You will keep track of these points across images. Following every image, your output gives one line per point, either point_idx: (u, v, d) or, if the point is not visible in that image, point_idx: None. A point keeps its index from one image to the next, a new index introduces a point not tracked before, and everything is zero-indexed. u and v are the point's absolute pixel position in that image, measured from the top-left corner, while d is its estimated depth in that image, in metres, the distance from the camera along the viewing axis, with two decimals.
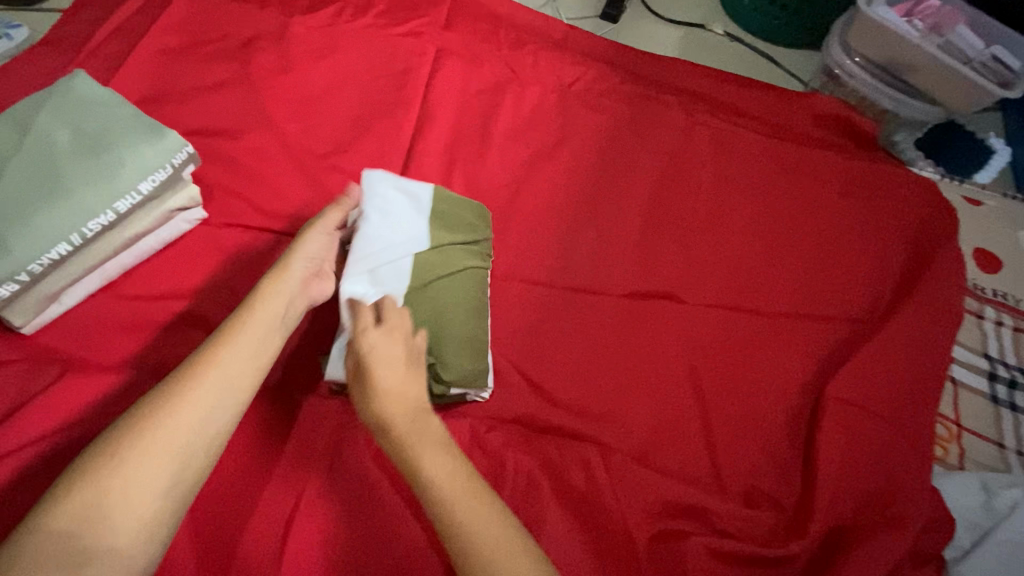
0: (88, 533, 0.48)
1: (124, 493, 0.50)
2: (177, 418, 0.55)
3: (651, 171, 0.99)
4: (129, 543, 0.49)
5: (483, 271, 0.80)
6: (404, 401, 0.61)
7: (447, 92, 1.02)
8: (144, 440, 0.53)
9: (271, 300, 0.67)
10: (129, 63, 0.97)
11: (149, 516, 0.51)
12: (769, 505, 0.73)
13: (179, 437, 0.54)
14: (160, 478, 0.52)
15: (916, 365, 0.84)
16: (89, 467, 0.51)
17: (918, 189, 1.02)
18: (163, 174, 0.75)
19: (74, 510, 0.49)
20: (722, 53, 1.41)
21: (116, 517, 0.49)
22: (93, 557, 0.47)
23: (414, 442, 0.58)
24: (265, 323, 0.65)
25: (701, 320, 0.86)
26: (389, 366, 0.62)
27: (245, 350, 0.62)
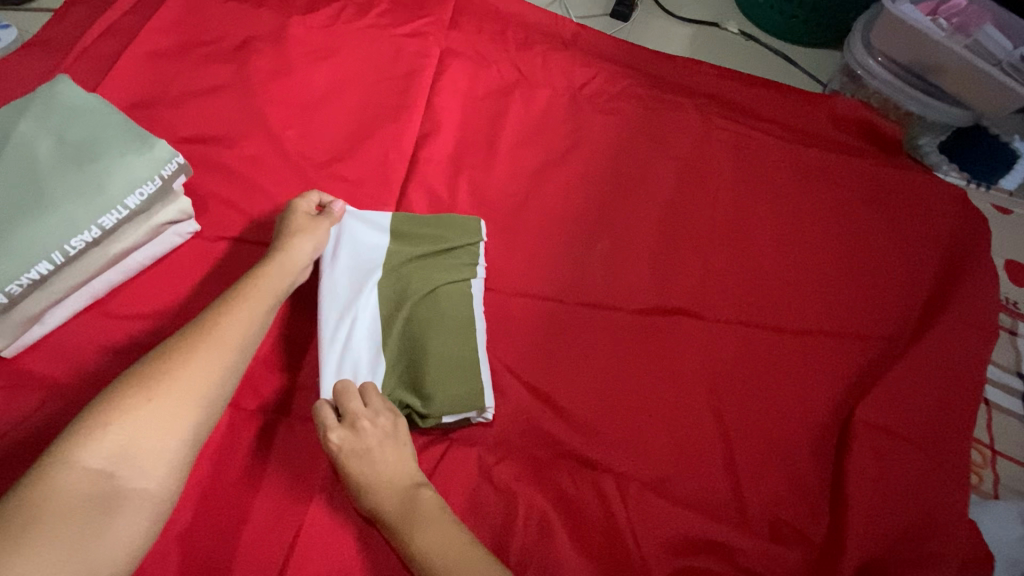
0: (119, 475, 0.50)
1: (149, 438, 0.53)
2: (194, 372, 0.58)
3: (669, 180, 0.94)
4: (157, 485, 0.52)
5: (467, 284, 0.78)
6: (385, 489, 0.60)
7: (453, 96, 0.98)
8: (165, 390, 0.55)
9: (269, 277, 0.71)
10: (119, 66, 0.92)
11: (174, 461, 0.54)
12: (796, 540, 0.69)
13: (197, 389, 0.57)
14: (182, 426, 0.55)
15: (948, 387, 0.79)
16: (113, 412, 0.53)
17: (947, 197, 0.97)
18: (152, 187, 0.71)
19: (102, 453, 0.51)
20: (735, 53, 1.36)
21: (144, 460, 0.52)
22: (125, 497, 0.50)
23: (402, 530, 0.58)
24: (266, 296, 0.69)
25: (722, 338, 0.81)
26: (364, 459, 0.61)
27: (250, 316, 0.65)
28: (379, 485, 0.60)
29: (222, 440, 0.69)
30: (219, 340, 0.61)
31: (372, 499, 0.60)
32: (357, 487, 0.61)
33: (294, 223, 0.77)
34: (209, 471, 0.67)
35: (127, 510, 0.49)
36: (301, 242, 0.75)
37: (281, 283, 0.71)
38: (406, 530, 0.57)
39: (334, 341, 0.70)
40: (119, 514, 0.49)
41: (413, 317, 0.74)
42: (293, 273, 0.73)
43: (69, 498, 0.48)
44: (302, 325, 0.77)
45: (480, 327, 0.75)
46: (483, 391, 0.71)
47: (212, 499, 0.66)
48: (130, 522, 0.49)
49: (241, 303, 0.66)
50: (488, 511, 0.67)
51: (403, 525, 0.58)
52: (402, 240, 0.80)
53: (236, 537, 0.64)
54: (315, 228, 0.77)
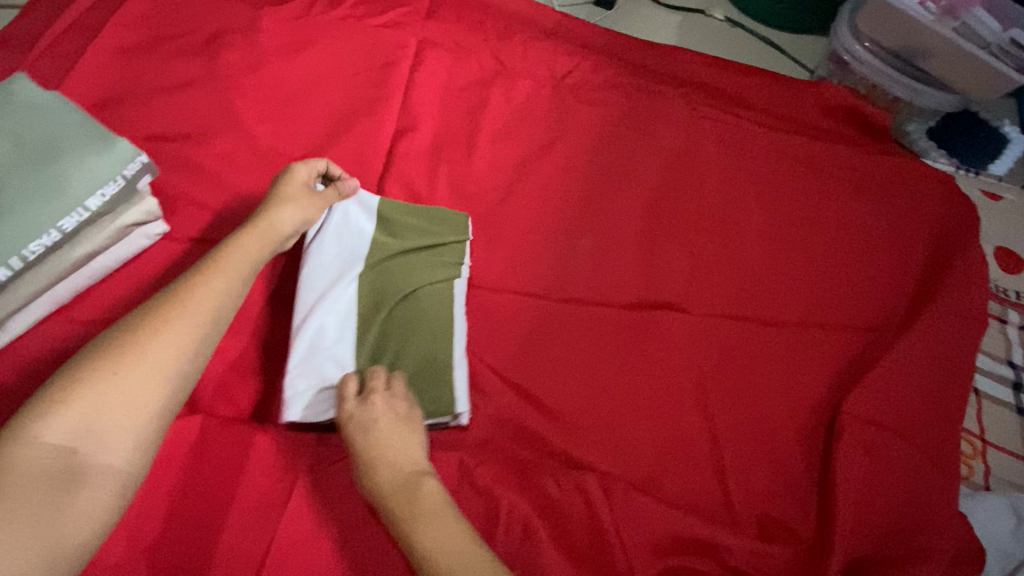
0: (82, 450, 0.48)
1: (115, 412, 0.50)
2: (165, 342, 0.55)
3: (653, 171, 0.92)
4: (123, 460, 0.50)
5: (451, 284, 0.76)
6: (393, 467, 0.59)
7: (431, 88, 0.95)
8: (132, 361, 0.52)
9: (249, 241, 0.66)
10: (83, 64, 0.89)
11: (142, 435, 0.51)
12: (784, 537, 0.68)
13: (167, 360, 0.54)
14: (150, 399, 0.52)
15: (936, 376, 0.78)
16: (76, 385, 0.50)
17: (935, 184, 0.96)
18: (114, 187, 0.68)
19: (65, 426, 0.48)
20: (722, 40, 1.34)
21: (110, 435, 0.49)
22: (88, 473, 0.47)
23: (404, 512, 0.56)
24: (244, 260, 0.64)
25: (708, 331, 0.80)
26: (374, 434, 0.61)
27: (226, 282, 0.61)
28: (380, 463, 0.59)
29: (193, 449, 0.67)
30: (191, 309, 0.58)
31: (372, 478, 0.59)
32: (359, 462, 0.60)
33: (286, 189, 0.72)
34: (179, 482, 0.65)
35: (89, 486, 0.47)
36: (288, 210, 0.71)
37: (261, 248, 0.67)
38: (405, 513, 0.56)
39: (306, 330, 0.68)
40: (81, 491, 0.47)
41: (392, 315, 0.73)
42: (276, 241, 0.69)
43: (27, 473, 0.45)
44: (277, 328, 0.75)
45: (459, 330, 0.73)
46: (456, 396, 0.69)
47: (183, 510, 0.64)
48: (93, 498, 0.47)
49: (216, 268, 0.62)
50: (469, 514, 0.65)
51: (402, 508, 0.57)
52: (387, 231, 0.78)
53: (208, 549, 0.62)
54: (308, 200, 0.73)
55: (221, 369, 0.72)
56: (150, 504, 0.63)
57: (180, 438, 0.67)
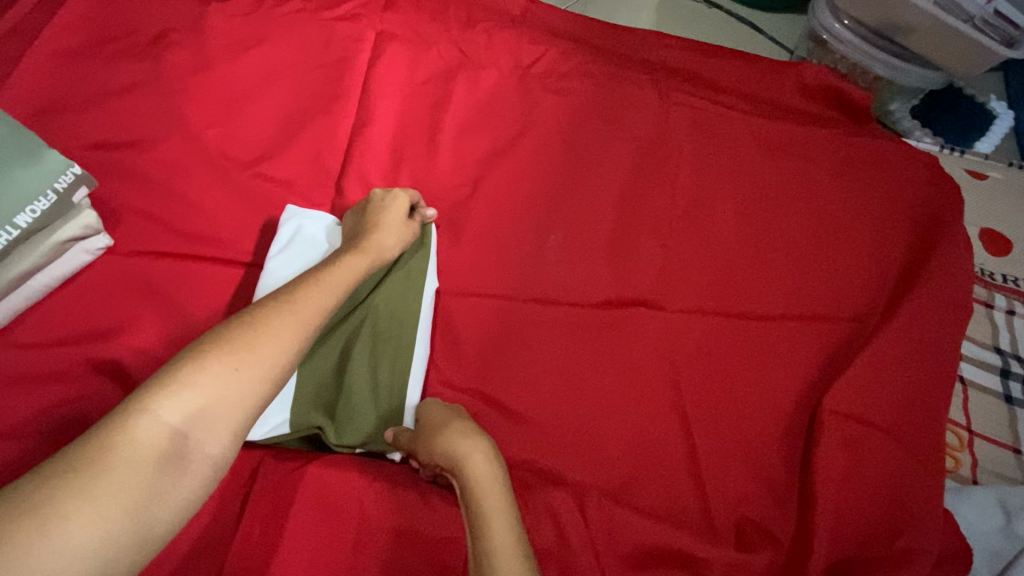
0: (193, 436, 0.46)
1: (224, 404, 0.47)
2: (275, 339, 0.52)
3: (625, 162, 0.88)
4: (221, 456, 0.47)
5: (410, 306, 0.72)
6: (470, 456, 0.59)
7: (390, 82, 0.91)
8: (248, 352, 0.50)
9: (358, 257, 0.66)
10: (21, 70, 0.85)
11: (241, 432, 0.48)
12: (763, 542, 0.66)
13: (272, 358, 0.51)
14: (256, 396, 0.49)
15: (921, 366, 0.76)
16: (197, 364, 0.48)
17: (918, 166, 0.92)
18: (45, 203, 0.65)
19: (179, 408, 0.46)
20: (698, 22, 1.29)
21: (215, 425, 0.47)
22: (190, 460, 0.45)
23: (474, 496, 0.56)
24: (348, 274, 0.63)
25: (683, 329, 0.76)
26: (454, 427, 0.62)
27: (329, 293, 0.59)
28: (477, 458, 0.59)
29: None
30: (303, 312, 0.55)
31: (467, 467, 0.58)
32: (441, 440, 0.60)
33: (387, 209, 0.73)
34: None
35: (188, 474, 0.45)
36: (383, 233, 0.70)
37: (367, 266, 0.67)
38: (491, 512, 0.55)
39: None
40: (178, 477, 0.45)
41: (343, 333, 0.70)
42: (378, 263, 0.69)
43: (138, 450, 0.44)
44: None
45: (420, 347, 0.71)
46: (404, 409, 0.68)
47: None
48: (188, 487, 0.45)
49: (323, 279, 0.60)
50: (427, 533, 0.61)
51: (489, 504, 0.55)
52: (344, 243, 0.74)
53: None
54: (403, 225, 0.73)
55: None
56: None
57: None
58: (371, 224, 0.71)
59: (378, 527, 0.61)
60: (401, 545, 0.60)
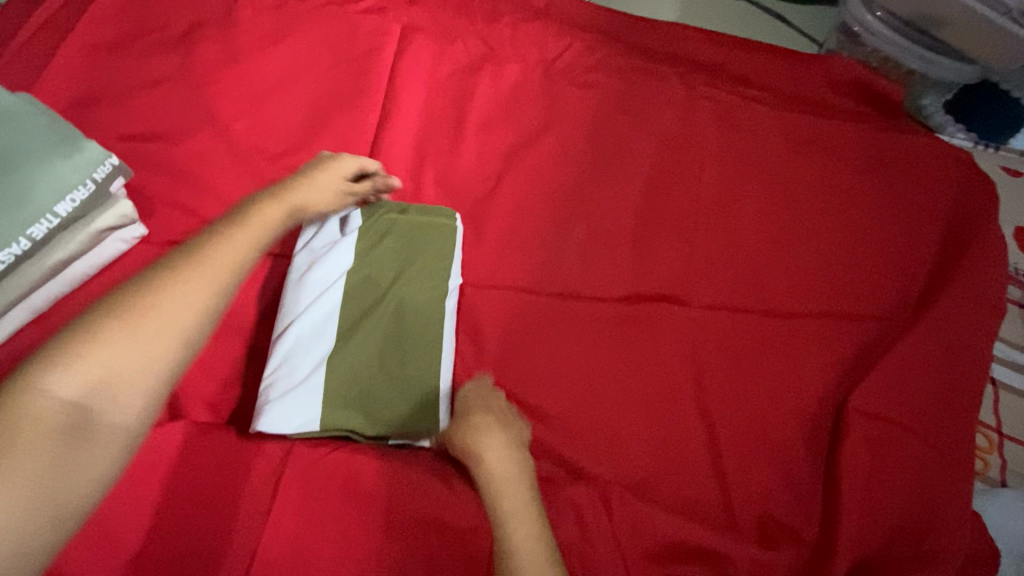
0: (95, 406, 0.41)
1: (129, 367, 0.43)
2: (180, 297, 0.46)
3: (649, 156, 0.88)
4: (136, 422, 0.43)
5: (438, 303, 0.72)
6: (504, 439, 0.61)
7: (415, 75, 0.91)
8: (148, 314, 0.44)
9: (275, 204, 0.58)
10: (57, 64, 0.87)
11: (154, 398, 0.43)
12: (787, 540, 0.66)
13: (179, 319, 0.45)
14: (166, 353, 0.44)
15: (952, 367, 0.74)
16: (88, 333, 0.43)
17: (952, 161, 0.90)
18: (84, 192, 0.66)
19: (75, 380, 0.41)
20: (724, 14, 1.27)
21: (122, 391, 0.42)
22: (97, 431, 0.41)
23: (500, 477, 0.57)
24: (270, 222, 0.56)
25: (708, 325, 0.76)
26: (488, 412, 0.64)
27: (249, 239, 0.52)
28: (500, 451, 0.60)
29: (167, 458, 0.63)
30: (211, 263, 0.49)
31: (486, 463, 0.58)
32: (473, 423, 0.62)
33: (329, 167, 0.69)
34: (159, 490, 0.62)
35: (100, 447, 0.41)
36: (313, 182, 0.65)
37: (287, 217, 0.59)
38: (511, 509, 0.54)
39: (285, 340, 0.69)
40: (85, 453, 0.40)
41: (372, 330, 0.70)
42: (298, 217, 0.62)
43: (32, 428, 0.39)
44: (259, 329, 0.73)
45: (447, 344, 0.71)
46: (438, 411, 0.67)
47: (158, 524, 0.60)
48: (101, 459, 0.41)
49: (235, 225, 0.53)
50: (452, 523, 0.62)
51: (508, 502, 0.55)
52: (366, 241, 0.75)
53: (183, 565, 0.58)
54: (339, 185, 0.69)
55: (198, 373, 0.69)
56: (126, 515, 0.60)
57: (161, 443, 0.64)
58: (298, 178, 0.65)
59: (404, 516, 0.62)
60: (428, 532, 0.61)
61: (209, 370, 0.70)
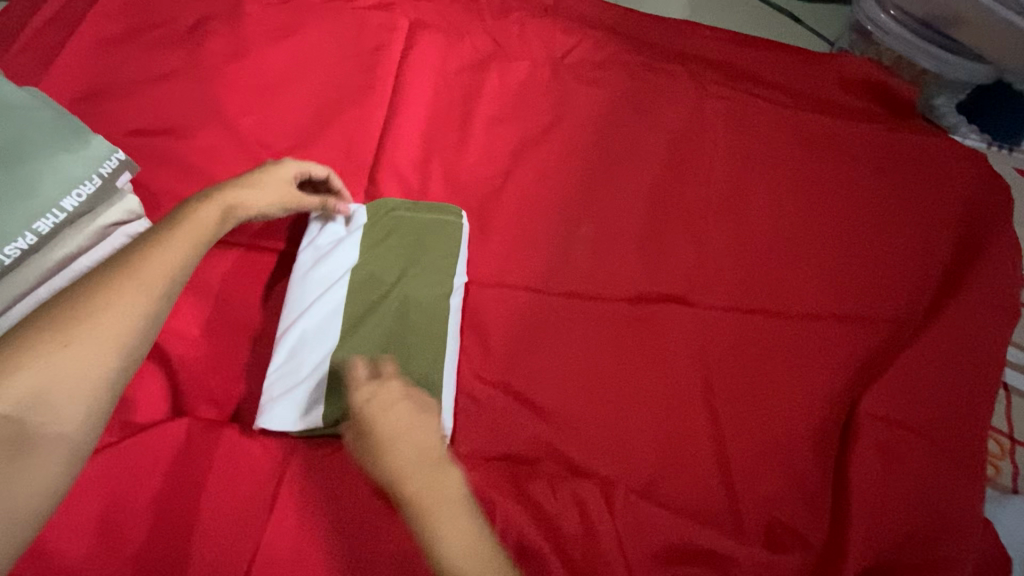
0: (31, 421, 0.45)
1: (63, 383, 0.46)
2: (113, 313, 0.50)
3: (658, 154, 0.87)
4: (75, 433, 0.46)
5: (443, 300, 0.72)
6: (417, 450, 0.53)
7: (423, 71, 0.91)
8: (80, 331, 0.48)
9: (206, 220, 0.62)
10: (65, 57, 0.86)
11: (93, 408, 0.47)
12: (794, 543, 0.65)
13: (111, 336, 0.49)
14: (99, 367, 0.48)
15: (964, 371, 0.73)
16: (20, 353, 0.46)
17: (965, 162, 0.89)
18: (90, 187, 0.67)
19: (10, 399, 0.44)
20: (734, 11, 1.26)
21: (59, 405, 0.46)
22: (35, 444, 0.44)
23: (425, 499, 0.51)
24: (201, 232, 0.60)
25: (715, 325, 0.75)
26: (389, 420, 0.54)
27: (179, 252, 0.57)
28: (407, 430, 0.54)
29: (170, 453, 0.63)
30: (142, 281, 0.53)
31: (395, 454, 0.52)
32: (379, 442, 0.53)
33: (268, 173, 0.70)
34: (163, 485, 0.61)
35: (40, 458, 0.44)
36: (249, 190, 0.67)
37: (217, 222, 0.63)
38: (430, 503, 0.50)
39: (289, 338, 0.68)
40: (26, 462, 0.43)
41: (377, 326, 0.70)
42: (232, 220, 0.65)
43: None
44: (263, 325, 0.72)
45: (451, 342, 0.70)
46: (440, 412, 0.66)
47: (161, 519, 0.60)
48: (46, 468, 0.44)
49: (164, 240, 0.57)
50: None
51: (427, 495, 0.51)
52: (372, 239, 0.75)
53: (187, 561, 0.58)
54: (281, 189, 0.70)
55: (203, 369, 0.69)
56: (131, 510, 0.60)
57: (165, 438, 0.63)
58: (235, 180, 0.67)
59: None
60: None
61: (212, 365, 0.69)
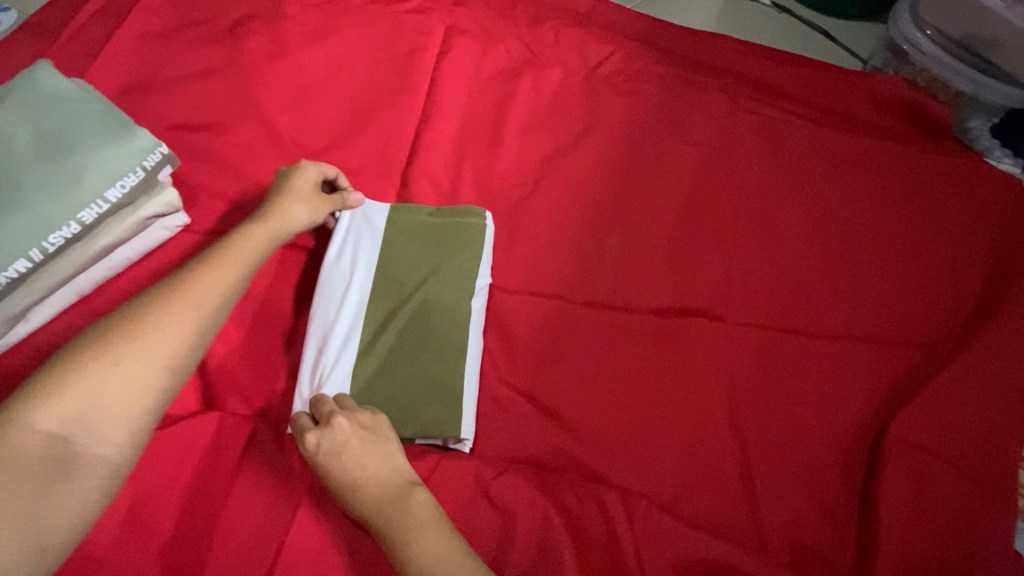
0: (78, 439, 0.46)
1: (112, 402, 0.48)
2: (163, 334, 0.53)
3: (689, 167, 0.87)
4: (118, 453, 0.48)
5: (466, 306, 0.72)
6: (378, 483, 0.55)
7: (457, 75, 0.91)
8: (129, 350, 0.51)
9: (252, 239, 0.65)
10: (110, 50, 0.88)
11: (138, 429, 0.49)
12: (818, 566, 0.64)
13: (160, 357, 0.52)
14: (149, 387, 0.50)
15: (996, 400, 0.72)
16: (73, 370, 0.48)
17: (1001, 187, 0.88)
18: (134, 179, 0.67)
19: (61, 415, 0.46)
20: (766, 27, 1.26)
21: (106, 424, 0.48)
22: (80, 462, 0.46)
23: (396, 527, 0.52)
24: (252, 251, 0.64)
25: (742, 340, 0.75)
26: (345, 458, 0.56)
27: (231, 274, 0.60)
28: (367, 464, 0.55)
29: (201, 444, 0.64)
30: (193, 303, 0.56)
31: (359, 490, 0.54)
32: (341, 485, 0.55)
33: (301, 186, 0.72)
34: (193, 475, 0.62)
35: (83, 476, 0.45)
36: (291, 208, 0.70)
37: (267, 242, 0.66)
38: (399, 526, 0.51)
39: (317, 336, 0.69)
40: (70, 482, 0.45)
41: (404, 329, 0.70)
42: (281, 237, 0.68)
43: (21, 461, 0.43)
44: (294, 322, 0.73)
45: (474, 348, 0.70)
46: (461, 418, 0.67)
47: (190, 508, 0.61)
48: (87, 487, 0.45)
49: (217, 259, 0.60)
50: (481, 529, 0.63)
51: (394, 522, 0.52)
52: (400, 241, 0.75)
53: (214, 552, 0.59)
54: (316, 202, 0.72)
55: (234, 362, 0.70)
56: (160, 497, 0.61)
57: (197, 429, 0.65)
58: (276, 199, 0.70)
59: None
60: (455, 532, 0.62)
61: (243, 359, 0.70)
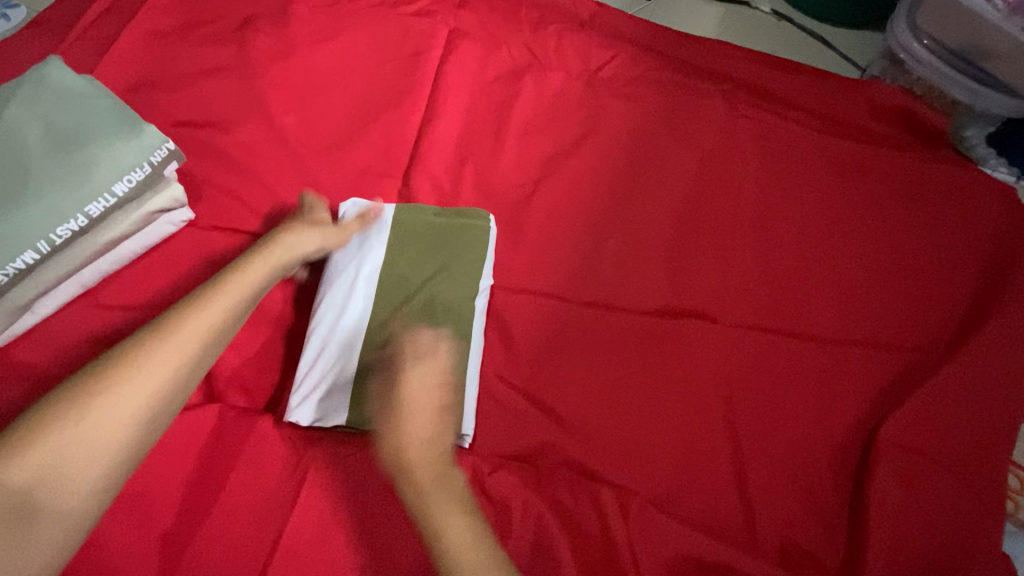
0: (45, 489, 0.46)
1: (84, 450, 0.48)
2: (142, 380, 0.52)
3: (687, 171, 0.88)
4: (84, 504, 0.48)
5: (469, 303, 0.73)
6: (434, 444, 0.54)
7: (460, 78, 0.93)
8: (105, 396, 0.50)
9: (250, 273, 0.64)
10: (118, 48, 0.89)
11: (106, 479, 0.49)
12: (809, 566, 0.65)
13: (137, 402, 0.52)
14: (122, 434, 0.50)
15: (987, 404, 0.73)
16: (47, 417, 0.49)
17: (994, 194, 0.89)
18: (140, 174, 0.68)
19: (29, 465, 0.46)
20: (767, 34, 1.27)
21: (75, 474, 0.47)
22: (45, 512, 0.46)
23: (436, 493, 0.51)
24: (249, 284, 0.63)
25: (738, 342, 0.76)
26: (416, 411, 0.55)
27: (222, 310, 0.59)
28: (430, 426, 0.55)
29: (202, 437, 0.65)
30: (176, 345, 0.55)
31: (413, 445, 0.53)
32: (402, 429, 0.54)
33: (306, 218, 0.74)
34: (193, 467, 0.63)
35: (47, 527, 0.45)
36: (293, 239, 0.70)
37: (266, 274, 0.66)
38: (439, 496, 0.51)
39: (319, 333, 0.70)
40: (33, 534, 0.44)
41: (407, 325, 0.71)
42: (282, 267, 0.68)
43: None
44: (296, 317, 0.74)
45: (475, 345, 0.71)
46: (462, 413, 0.67)
47: (189, 499, 0.62)
48: (50, 540, 0.45)
49: (211, 294, 0.60)
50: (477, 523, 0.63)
51: (437, 488, 0.51)
52: (403, 239, 0.76)
53: (213, 542, 0.60)
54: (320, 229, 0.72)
55: (236, 356, 0.71)
56: (162, 489, 0.62)
57: (197, 422, 0.65)
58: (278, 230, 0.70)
59: None
60: None
61: (244, 353, 0.71)
